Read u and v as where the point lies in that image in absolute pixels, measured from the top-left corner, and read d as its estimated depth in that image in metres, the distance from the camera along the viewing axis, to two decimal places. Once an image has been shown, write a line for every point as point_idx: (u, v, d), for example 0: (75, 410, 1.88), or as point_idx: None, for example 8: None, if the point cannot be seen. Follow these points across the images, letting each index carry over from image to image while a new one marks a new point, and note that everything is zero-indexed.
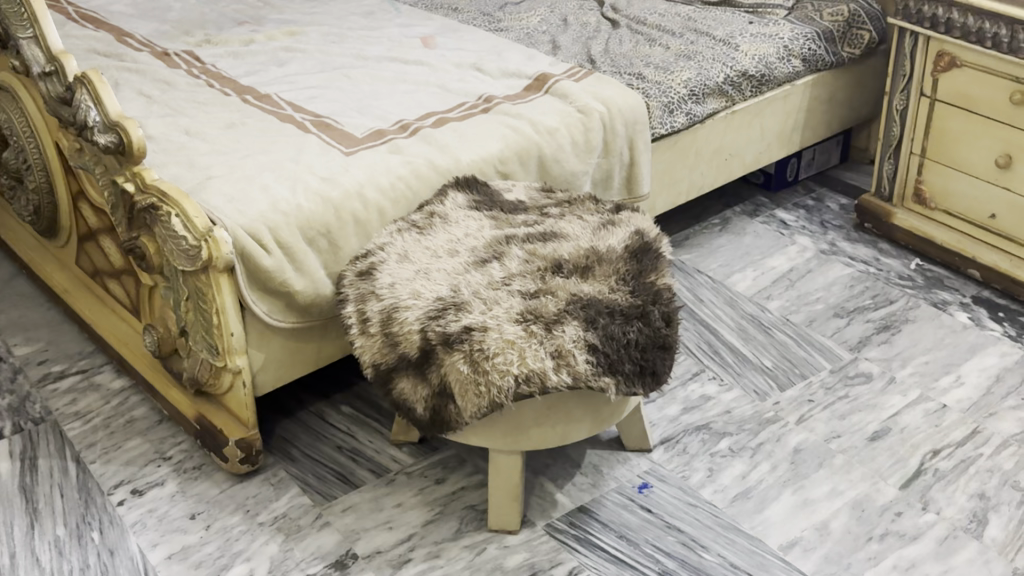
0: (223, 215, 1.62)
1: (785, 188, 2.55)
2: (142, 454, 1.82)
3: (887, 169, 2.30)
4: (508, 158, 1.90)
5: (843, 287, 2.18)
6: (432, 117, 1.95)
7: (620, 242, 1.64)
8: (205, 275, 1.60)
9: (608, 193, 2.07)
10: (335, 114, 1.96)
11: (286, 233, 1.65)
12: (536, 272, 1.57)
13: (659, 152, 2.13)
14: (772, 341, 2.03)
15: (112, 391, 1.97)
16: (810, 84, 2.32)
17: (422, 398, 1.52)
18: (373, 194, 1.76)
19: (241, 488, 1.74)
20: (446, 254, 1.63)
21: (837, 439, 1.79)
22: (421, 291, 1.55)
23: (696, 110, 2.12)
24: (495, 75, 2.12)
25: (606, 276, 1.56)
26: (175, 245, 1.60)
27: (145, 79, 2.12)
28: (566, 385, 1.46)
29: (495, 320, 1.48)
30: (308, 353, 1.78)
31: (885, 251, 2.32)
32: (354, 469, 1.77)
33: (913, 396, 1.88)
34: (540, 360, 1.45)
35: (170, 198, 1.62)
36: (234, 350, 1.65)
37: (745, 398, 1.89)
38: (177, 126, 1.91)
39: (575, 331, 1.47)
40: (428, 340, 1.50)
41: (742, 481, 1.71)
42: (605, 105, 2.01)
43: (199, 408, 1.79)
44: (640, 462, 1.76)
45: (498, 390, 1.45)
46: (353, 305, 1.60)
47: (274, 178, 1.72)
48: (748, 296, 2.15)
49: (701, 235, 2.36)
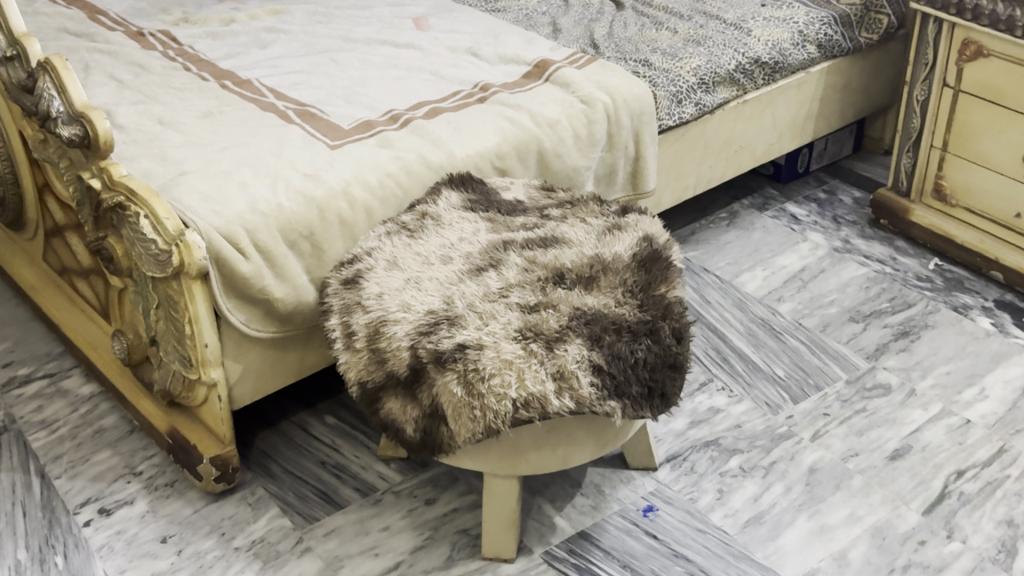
0: (195, 216, 1.49)
1: (795, 179, 2.42)
2: (111, 468, 1.70)
3: (905, 163, 2.17)
4: (505, 153, 1.76)
5: (858, 289, 2.06)
6: (424, 108, 1.81)
7: (627, 249, 1.51)
8: (177, 281, 1.48)
9: (612, 190, 1.94)
10: (320, 103, 1.84)
11: (265, 236, 1.53)
12: (536, 283, 1.45)
13: (667, 144, 2.00)
14: (784, 347, 1.91)
15: (80, 398, 1.84)
16: (825, 72, 2.19)
17: (411, 420, 1.40)
18: (359, 193, 1.63)
19: (216, 508, 1.62)
20: (438, 261, 1.50)
21: (855, 458, 1.68)
22: (410, 303, 1.43)
23: (705, 100, 1.99)
24: (492, 61, 1.98)
25: (611, 287, 1.44)
26: (143, 249, 1.48)
27: (118, 61, 1.99)
28: (569, 411, 1.34)
29: (491, 337, 1.36)
30: (291, 363, 1.66)
31: (902, 249, 2.19)
32: (338, 488, 1.65)
33: (934, 410, 1.77)
34: (540, 382, 1.33)
35: (138, 197, 1.49)
36: (208, 362, 1.53)
37: (756, 410, 1.77)
38: (150, 115, 1.79)
39: (578, 349, 1.35)
40: (418, 358, 1.38)
41: (754, 504, 1.60)
42: (609, 95, 1.87)
43: (172, 420, 1.66)
44: (645, 483, 1.64)
45: (495, 415, 1.33)
46: (337, 316, 1.48)
47: (252, 175, 1.60)
48: (758, 297, 2.03)
49: (708, 230, 2.23)
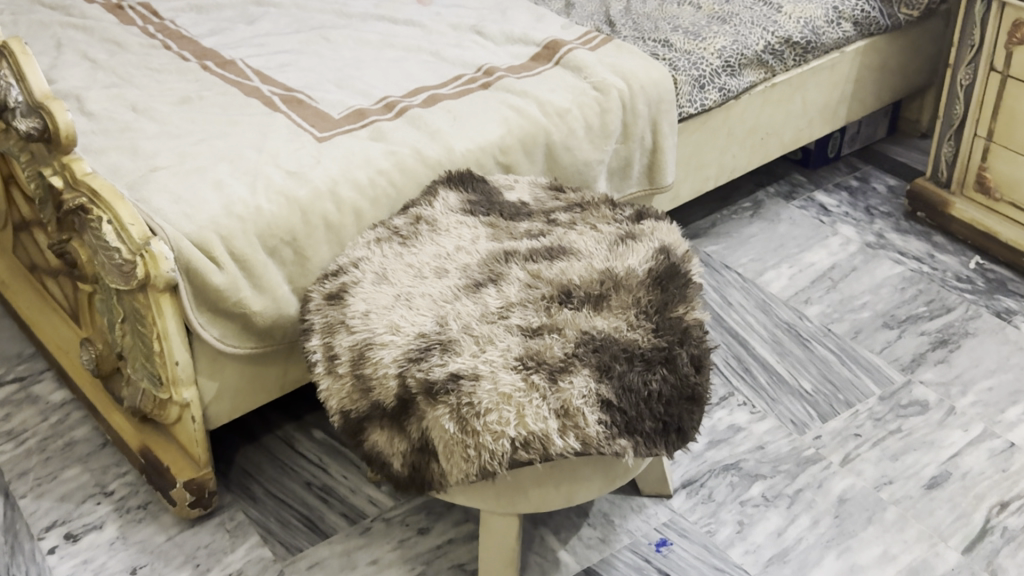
0: (164, 221, 1.35)
1: (825, 165, 2.26)
2: (80, 487, 1.57)
3: (946, 153, 2.00)
4: (510, 146, 1.61)
5: (893, 290, 1.90)
6: (422, 95, 1.66)
7: (641, 262, 1.36)
8: (143, 294, 1.34)
9: (626, 185, 1.78)
10: (308, 88, 1.68)
11: (241, 243, 1.39)
12: (540, 302, 1.30)
13: (688, 132, 1.84)
14: (811, 357, 1.76)
15: (51, 406, 1.71)
16: (861, 51, 2.02)
17: (400, 454, 1.26)
18: (347, 192, 1.48)
19: (191, 535, 1.49)
20: (432, 274, 1.36)
21: (888, 486, 1.53)
22: (399, 324, 1.28)
23: (730, 84, 1.82)
24: (498, 40, 1.82)
25: (623, 308, 1.29)
26: (106, 258, 1.34)
27: (92, 38, 1.84)
28: (573, 452, 1.19)
29: (488, 366, 1.22)
30: (273, 378, 1.52)
31: (940, 244, 2.03)
32: (324, 514, 1.52)
33: (975, 431, 1.62)
34: (541, 420, 1.18)
35: (101, 199, 1.35)
36: (179, 381, 1.39)
37: (781, 430, 1.63)
38: (123, 101, 1.64)
39: (585, 382, 1.21)
40: (407, 388, 1.23)
41: (778, 539, 1.46)
42: (625, 80, 1.71)
43: (144, 438, 1.53)
44: (658, 512, 1.50)
45: (490, 455, 1.19)
46: (319, 336, 1.33)
47: (229, 172, 1.46)
48: (783, 299, 1.88)
49: (730, 222, 2.08)
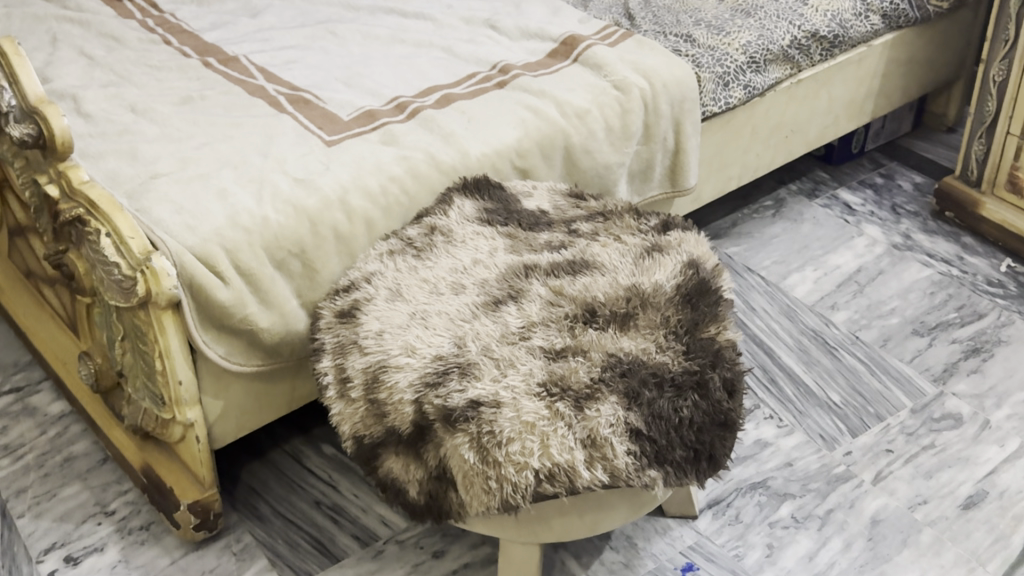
0: (165, 233, 1.28)
1: (849, 161, 2.19)
2: (80, 506, 1.50)
3: (976, 150, 1.93)
4: (527, 150, 1.54)
5: (922, 295, 1.83)
6: (434, 95, 1.59)
7: (670, 278, 1.29)
8: (144, 311, 1.27)
9: (647, 187, 1.71)
10: (315, 87, 1.61)
11: (247, 257, 1.32)
12: (563, 321, 1.23)
13: (711, 131, 1.76)
14: (839, 367, 1.69)
15: (49, 418, 1.65)
16: (889, 44, 1.94)
17: (416, 481, 1.19)
18: (357, 200, 1.41)
19: (196, 558, 1.42)
20: (448, 290, 1.29)
21: (923, 506, 1.47)
22: (415, 345, 1.21)
23: (755, 81, 1.74)
24: (513, 35, 1.75)
25: (651, 328, 1.22)
26: (105, 273, 1.27)
27: (89, 32, 1.76)
28: (601, 484, 1.13)
29: (510, 392, 1.15)
30: (280, 395, 1.45)
31: (969, 246, 1.96)
32: (334, 536, 1.45)
33: (1012, 447, 1.55)
34: (567, 451, 1.12)
35: (100, 210, 1.28)
36: (183, 401, 1.32)
37: (809, 445, 1.56)
38: (122, 101, 1.56)
39: (613, 410, 1.14)
40: (424, 414, 1.17)
41: (810, 564, 1.39)
42: (647, 79, 1.64)
43: (147, 456, 1.46)
44: (683, 534, 1.44)
45: (513, 488, 1.12)
46: (331, 357, 1.27)
47: (234, 180, 1.39)
48: (809, 304, 1.81)
49: (751, 222, 2.01)
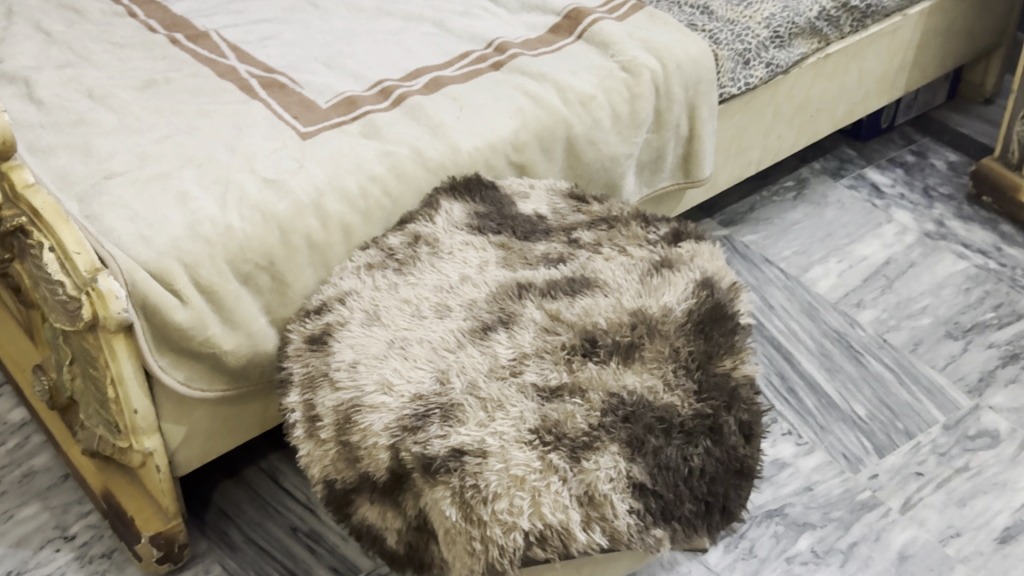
0: (116, 247, 1.13)
1: (877, 136, 2.03)
2: (38, 530, 1.39)
3: (1019, 131, 1.76)
4: (524, 142, 1.39)
5: (956, 292, 1.69)
6: (422, 78, 1.44)
7: (680, 300, 1.14)
8: (93, 335, 1.13)
9: (658, 178, 1.57)
10: (292, 69, 1.46)
11: (208, 272, 1.17)
12: (559, 352, 1.09)
13: (729, 113, 1.60)
14: (864, 375, 1.55)
15: (9, 427, 1.53)
16: (926, 12, 1.76)
17: (393, 531, 1.07)
18: (334, 204, 1.27)
19: None
20: (432, 313, 1.15)
21: (955, 540, 1.33)
22: (392, 381, 1.08)
23: (779, 58, 1.58)
24: (513, 9, 1.59)
25: (658, 362, 1.08)
26: (50, 293, 1.13)
27: (49, 3, 1.61)
28: (599, 547, 0.99)
29: (498, 440, 1.01)
30: (250, 415, 1.33)
31: (1008, 235, 1.80)
32: (311, 567, 1.34)
33: None
34: (561, 510, 0.98)
35: (42, 220, 1.12)
36: (139, 430, 1.19)
37: (831, 466, 1.43)
38: (78, 84, 1.41)
39: (614, 462, 1.00)
40: (401, 462, 1.03)
41: None
42: (658, 59, 1.48)
43: (107, 480, 1.34)
44: (692, 570, 1.31)
45: (500, 551, 0.98)
46: (299, 391, 1.14)
47: (196, 181, 1.24)
48: (832, 301, 1.67)
49: (771, 206, 1.86)
